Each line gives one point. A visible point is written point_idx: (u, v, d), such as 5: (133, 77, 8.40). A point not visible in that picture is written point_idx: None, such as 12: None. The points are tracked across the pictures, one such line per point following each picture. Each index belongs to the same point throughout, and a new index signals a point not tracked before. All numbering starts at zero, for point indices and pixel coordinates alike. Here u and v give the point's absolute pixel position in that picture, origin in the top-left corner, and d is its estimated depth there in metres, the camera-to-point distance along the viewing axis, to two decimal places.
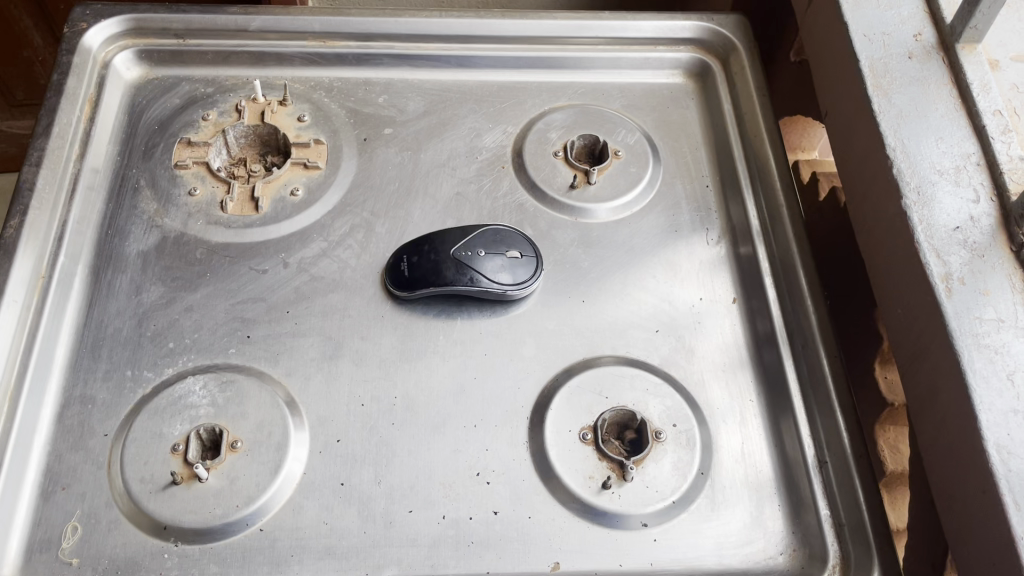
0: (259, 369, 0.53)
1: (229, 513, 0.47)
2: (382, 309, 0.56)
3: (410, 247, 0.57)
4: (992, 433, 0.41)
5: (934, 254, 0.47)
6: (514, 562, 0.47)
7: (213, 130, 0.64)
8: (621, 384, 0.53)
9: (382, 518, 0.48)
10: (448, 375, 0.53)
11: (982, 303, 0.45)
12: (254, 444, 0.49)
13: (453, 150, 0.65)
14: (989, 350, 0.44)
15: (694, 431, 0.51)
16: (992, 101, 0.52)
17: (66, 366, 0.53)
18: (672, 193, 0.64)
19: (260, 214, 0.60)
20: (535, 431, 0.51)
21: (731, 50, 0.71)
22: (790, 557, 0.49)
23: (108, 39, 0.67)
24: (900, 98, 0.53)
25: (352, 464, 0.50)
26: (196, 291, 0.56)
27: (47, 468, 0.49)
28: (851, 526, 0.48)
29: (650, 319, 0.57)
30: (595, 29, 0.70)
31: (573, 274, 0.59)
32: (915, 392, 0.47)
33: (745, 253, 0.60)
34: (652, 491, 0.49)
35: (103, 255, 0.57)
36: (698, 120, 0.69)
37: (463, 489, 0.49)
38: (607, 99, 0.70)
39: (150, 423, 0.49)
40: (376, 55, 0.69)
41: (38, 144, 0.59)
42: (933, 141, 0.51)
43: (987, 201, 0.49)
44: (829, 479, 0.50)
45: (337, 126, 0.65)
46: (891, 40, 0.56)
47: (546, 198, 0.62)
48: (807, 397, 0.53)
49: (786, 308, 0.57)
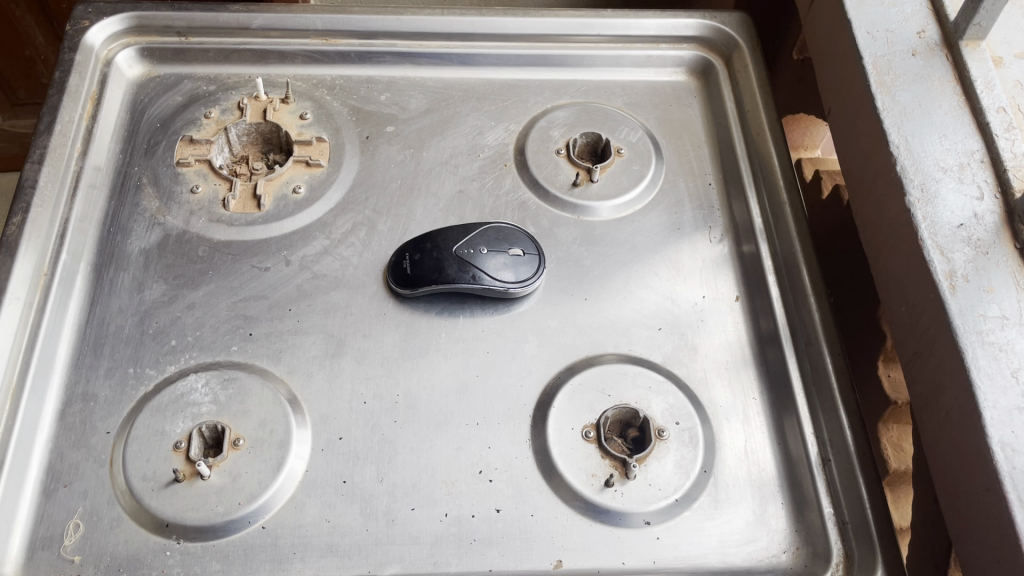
0: (262, 366, 0.53)
1: (231, 511, 0.47)
2: (385, 307, 0.56)
3: (412, 245, 0.56)
4: (996, 430, 0.41)
5: (938, 251, 0.46)
6: (516, 560, 0.47)
7: (215, 128, 0.64)
8: (624, 381, 0.53)
9: (384, 515, 0.48)
10: (450, 373, 0.53)
11: (986, 300, 0.45)
12: (256, 441, 0.49)
13: (456, 148, 0.65)
14: (994, 347, 0.43)
15: (696, 428, 0.51)
16: (996, 98, 0.52)
17: (68, 363, 0.53)
18: (675, 191, 0.64)
19: (262, 211, 0.60)
20: (537, 429, 0.51)
21: (735, 47, 0.71)
22: (793, 556, 0.48)
23: (110, 37, 0.67)
24: (903, 95, 0.53)
25: (354, 462, 0.50)
26: (198, 289, 0.56)
27: (49, 465, 0.49)
28: (854, 524, 0.48)
29: (653, 316, 0.57)
30: (598, 27, 0.70)
31: (576, 272, 0.59)
32: (918, 389, 0.47)
33: (748, 251, 0.60)
34: (654, 489, 0.49)
35: (105, 252, 0.57)
36: (701, 118, 0.69)
37: (465, 486, 0.49)
38: (609, 97, 0.70)
39: (152, 421, 0.49)
40: (378, 54, 0.69)
41: (40, 141, 0.59)
42: (936, 138, 0.51)
43: (991, 198, 0.48)
44: (832, 477, 0.50)
45: (339, 124, 0.65)
46: (895, 37, 0.56)
47: (548, 196, 0.62)
48: (811, 396, 0.53)
49: (789, 306, 0.57)
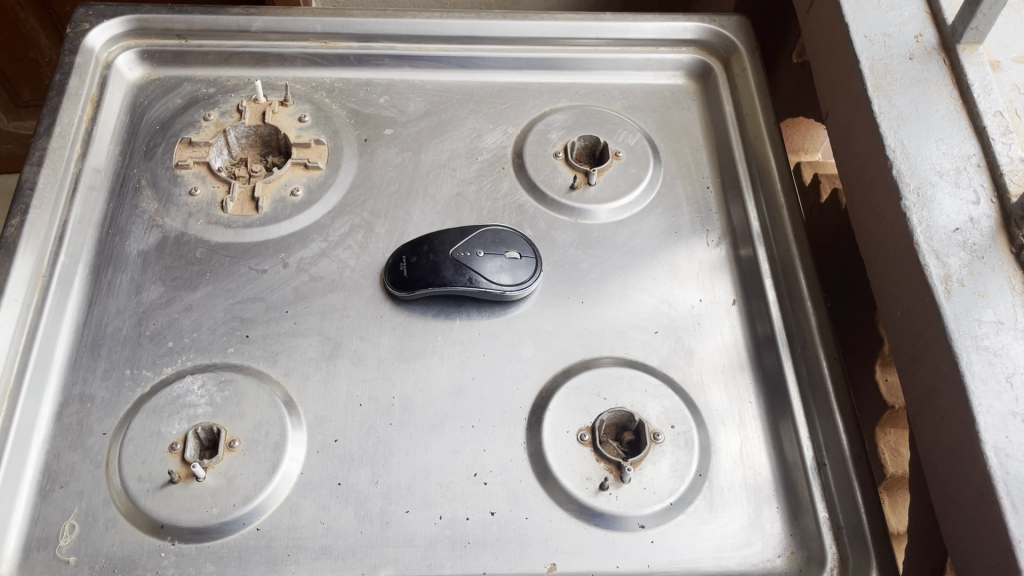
0: (258, 369, 0.53)
1: (225, 512, 0.47)
2: (382, 309, 0.56)
3: (409, 248, 0.57)
4: (990, 436, 0.41)
5: (933, 256, 0.46)
6: (511, 563, 0.47)
7: (214, 130, 0.64)
8: (619, 385, 0.53)
9: (378, 518, 0.48)
10: (446, 376, 0.53)
11: (981, 305, 0.45)
12: (252, 443, 0.49)
13: (454, 151, 0.65)
14: (989, 352, 0.43)
15: (692, 432, 0.51)
16: (993, 102, 0.51)
17: (66, 364, 0.53)
18: (673, 194, 0.64)
19: (260, 213, 0.60)
20: (532, 431, 0.51)
21: (733, 51, 0.71)
22: (787, 560, 0.48)
23: (111, 40, 0.68)
24: (901, 99, 0.52)
25: (349, 464, 0.50)
26: (196, 291, 0.56)
27: (46, 466, 0.49)
28: (849, 529, 0.48)
29: (650, 320, 0.57)
30: (597, 30, 0.70)
31: (573, 275, 0.59)
32: (914, 394, 0.47)
33: (746, 255, 0.60)
34: (650, 492, 0.49)
35: (103, 254, 0.58)
36: (699, 121, 0.69)
37: (460, 489, 0.49)
38: (608, 100, 0.70)
39: (148, 422, 0.50)
40: (377, 56, 0.69)
41: (40, 144, 0.59)
42: (933, 142, 0.51)
43: (987, 203, 0.48)
44: (828, 482, 0.50)
45: (337, 127, 0.65)
46: (892, 41, 0.56)
47: (545, 199, 0.62)
48: (807, 400, 0.53)
49: (786, 310, 0.56)
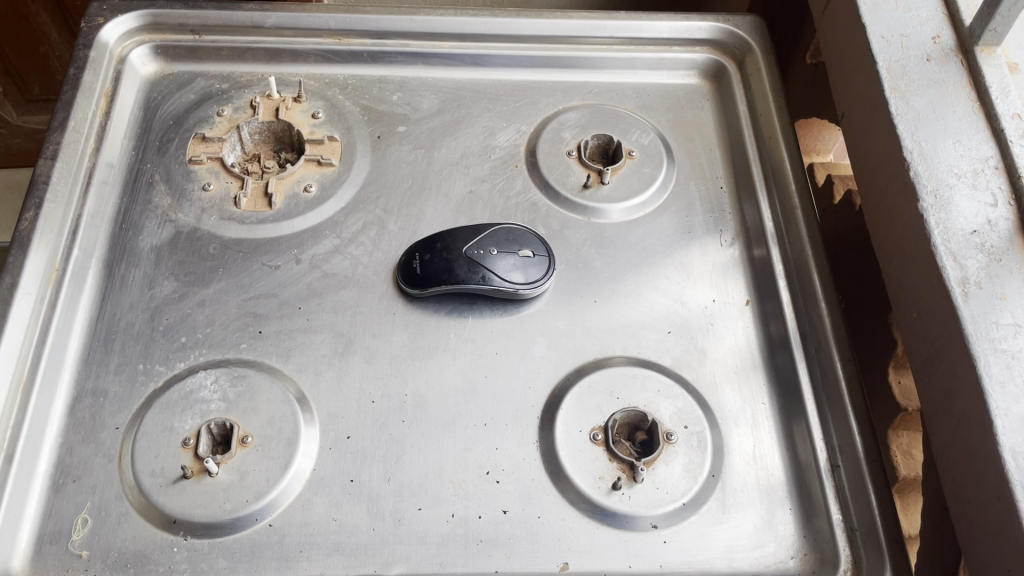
0: (271, 365, 0.53)
1: (238, 508, 0.47)
2: (394, 307, 0.56)
3: (422, 245, 0.57)
4: (1007, 438, 0.41)
5: (951, 258, 0.46)
6: (523, 562, 0.47)
7: (227, 126, 0.64)
8: (632, 384, 0.52)
9: (391, 515, 0.48)
10: (458, 373, 0.53)
11: (998, 307, 0.45)
12: (265, 439, 0.49)
13: (467, 148, 0.65)
14: (1006, 355, 0.43)
15: (705, 432, 0.51)
16: (1011, 104, 0.51)
17: (79, 358, 0.53)
18: (687, 194, 0.64)
19: (273, 210, 0.60)
20: (544, 431, 0.51)
21: (747, 50, 0.70)
22: (801, 561, 0.48)
23: (125, 34, 0.68)
24: (918, 101, 0.52)
25: (362, 461, 0.50)
26: (209, 286, 0.56)
27: (59, 460, 0.49)
28: (863, 531, 0.48)
29: (662, 320, 0.56)
30: (611, 28, 0.70)
31: (585, 274, 0.59)
32: (929, 397, 0.47)
33: (759, 255, 0.60)
34: (662, 493, 0.49)
35: (117, 248, 0.58)
36: (713, 120, 0.69)
37: (472, 487, 0.49)
38: (622, 99, 0.69)
39: (161, 417, 0.50)
40: (391, 54, 0.69)
41: (53, 138, 0.59)
42: (950, 144, 0.50)
43: (1005, 205, 0.48)
44: (842, 484, 0.49)
45: (350, 123, 0.65)
46: (909, 41, 0.55)
47: (558, 198, 0.62)
48: (821, 401, 0.52)
49: (800, 311, 0.56)
